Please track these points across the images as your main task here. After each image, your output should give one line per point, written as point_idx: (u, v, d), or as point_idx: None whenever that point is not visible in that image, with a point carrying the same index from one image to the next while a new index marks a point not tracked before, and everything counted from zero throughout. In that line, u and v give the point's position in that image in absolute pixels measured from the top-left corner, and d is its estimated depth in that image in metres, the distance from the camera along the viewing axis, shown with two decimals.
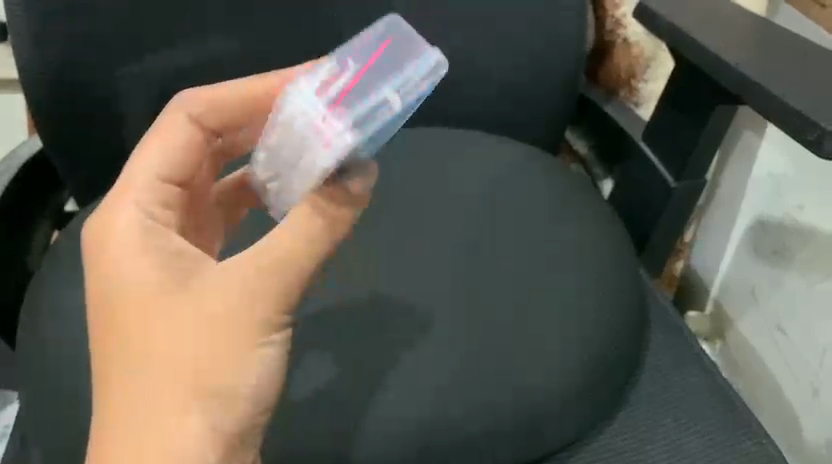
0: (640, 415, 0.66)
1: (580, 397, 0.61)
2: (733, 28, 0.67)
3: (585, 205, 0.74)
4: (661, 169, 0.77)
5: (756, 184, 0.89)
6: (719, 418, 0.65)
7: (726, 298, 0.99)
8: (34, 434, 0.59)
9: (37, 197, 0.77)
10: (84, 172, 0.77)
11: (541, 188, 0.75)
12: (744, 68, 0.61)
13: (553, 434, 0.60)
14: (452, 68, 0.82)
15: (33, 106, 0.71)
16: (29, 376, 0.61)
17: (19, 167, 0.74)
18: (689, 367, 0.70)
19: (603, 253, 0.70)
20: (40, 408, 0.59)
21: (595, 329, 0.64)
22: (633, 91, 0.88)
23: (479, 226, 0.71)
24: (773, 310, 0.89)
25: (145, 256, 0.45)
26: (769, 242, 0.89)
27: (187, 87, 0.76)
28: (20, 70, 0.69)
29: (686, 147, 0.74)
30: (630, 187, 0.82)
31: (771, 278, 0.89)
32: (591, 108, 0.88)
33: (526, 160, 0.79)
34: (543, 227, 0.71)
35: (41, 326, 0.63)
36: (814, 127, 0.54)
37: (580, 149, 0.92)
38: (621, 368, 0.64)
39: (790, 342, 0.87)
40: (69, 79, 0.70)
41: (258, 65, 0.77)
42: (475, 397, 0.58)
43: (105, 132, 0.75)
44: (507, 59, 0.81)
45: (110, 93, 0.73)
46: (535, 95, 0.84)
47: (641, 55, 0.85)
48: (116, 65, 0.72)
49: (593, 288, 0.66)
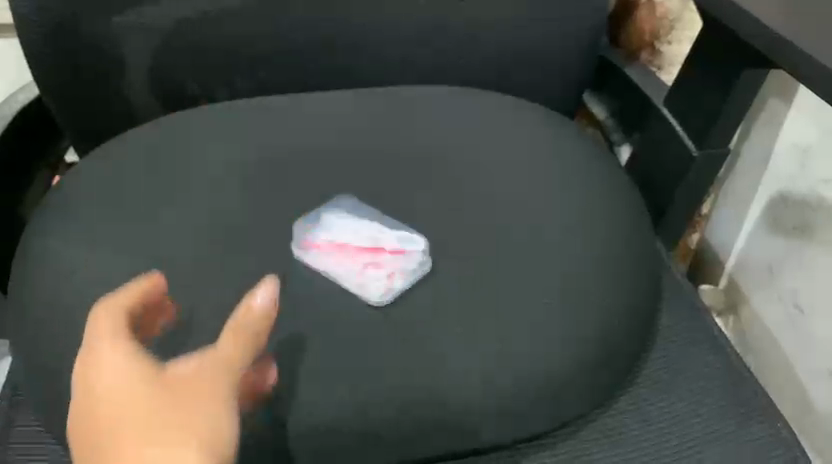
0: (649, 394, 0.61)
1: (584, 372, 0.58)
2: None
3: (601, 170, 0.71)
4: (682, 137, 0.73)
5: (781, 157, 0.85)
6: (732, 399, 0.61)
7: (743, 272, 0.96)
8: (31, 389, 0.58)
9: (36, 143, 0.75)
10: (85, 119, 0.75)
11: (556, 151, 0.72)
12: (776, 28, 0.56)
13: (550, 413, 0.57)
14: (467, 21, 0.78)
15: (29, 53, 0.69)
16: (23, 332, 0.59)
17: (19, 112, 0.72)
18: (701, 343, 0.65)
19: (619, 222, 0.66)
20: (35, 365, 0.57)
21: (605, 302, 0.60)
22: (655, 53, 0.84)
23: (492, 188, 0.68)
24: (791, 288, 0.86)
25: (137, 385, 0.41)
26: (791, 217, 0.85)
27: (191, 36, 0.74)
28: (20, 16, 0.67)
29: (711, 114, 0.70)
30: (646, 156, 0.79)
31: (791, 255, 0.86)
32: (610, 71, 0.85)
33: (543, 122, 0.75)
34: (558, 192, 0.67)
35: (37, 278, 0.60)
36: None
37: (598, 114, 0.89)
38: (628, 344, 0.61)
39: (807, 323, 0.84)
40: (68, 24, 0.68)
41: (266, 14, 0.74)
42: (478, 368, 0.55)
43: (108, 81, 0.73)
44: (526, 17, 0.78)
45: (111, 41, 0.71)
46: (554, 54, 0.80)
47: (666, 16, 0.81)
48: (117, 11, 0.69)
49: (605, 261, 0.63)
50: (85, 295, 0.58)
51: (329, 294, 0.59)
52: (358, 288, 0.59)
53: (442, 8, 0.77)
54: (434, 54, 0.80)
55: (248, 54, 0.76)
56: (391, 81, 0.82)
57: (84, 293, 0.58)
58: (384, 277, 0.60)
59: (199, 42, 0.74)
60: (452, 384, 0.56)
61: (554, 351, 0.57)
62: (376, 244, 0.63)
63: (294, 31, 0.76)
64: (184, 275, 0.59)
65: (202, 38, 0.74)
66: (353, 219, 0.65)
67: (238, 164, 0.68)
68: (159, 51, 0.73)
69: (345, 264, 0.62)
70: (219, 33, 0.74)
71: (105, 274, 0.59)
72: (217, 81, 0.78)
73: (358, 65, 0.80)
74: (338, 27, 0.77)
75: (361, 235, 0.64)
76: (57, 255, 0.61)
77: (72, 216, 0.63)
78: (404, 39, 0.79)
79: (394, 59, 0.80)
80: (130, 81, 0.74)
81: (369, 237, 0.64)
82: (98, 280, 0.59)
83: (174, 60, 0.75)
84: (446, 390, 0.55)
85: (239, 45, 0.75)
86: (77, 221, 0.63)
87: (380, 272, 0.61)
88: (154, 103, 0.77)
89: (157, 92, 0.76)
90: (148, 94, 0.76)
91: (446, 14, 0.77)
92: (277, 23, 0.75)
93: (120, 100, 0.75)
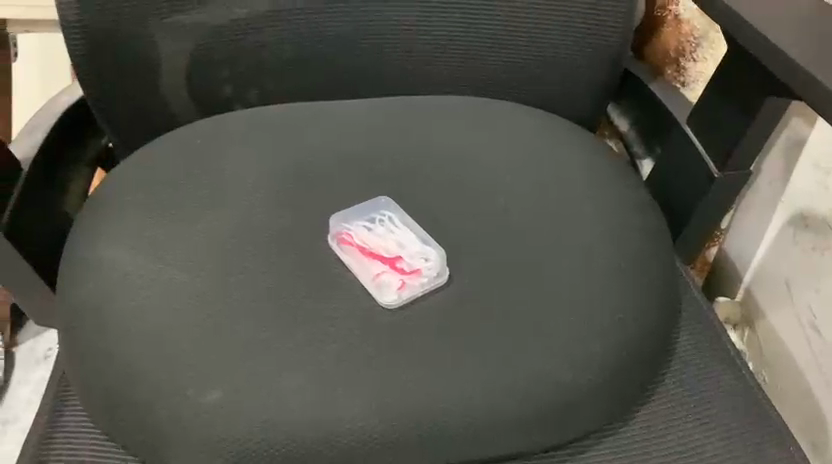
0: (664, 409, 0.63)
1: (604, 387, 0.59)
2: (795, 12, 0.64)
3: (625, 186, 0.72)
4: (704, 156, 0.74)
5: (802, 176, 0.86)
6: (746, 418, 0.63)
7: (760, 287, 0.97)
8: (73, 383, 0.59)
9: (75, 141, 0.77)
10: (124, 120, 0.78)
11: (581, 165, 0.73)
12: (798, 58, 0.58)
13: (571, 426, 0.58)
14: (496, 33, 0.80)
15: (72, 56, 0.72)
16: (64, 326, 0.61)
17: (62, 112, 0.74)
18: (717, 362, 0.67)
19: (641, 238, 0.67)
20: (75, 360, 0.59)
21: (626, 317, 0.62)
22: (680, 70, 0.85)
23: (518, 200, 0.69)
24: (807, 307, 0.88)
25: None
26: (810, 236, 0.86)
27: (229, 42, 0.76)
28: (65, 23, 0.70)
29: (733, 134, 0.71)
30: (668, 171, 0.80)
31: (808, 274, 0.87)
32: (635, 85, 0.86)
33: (568, 135, 0.77)
34: (581, 207, 0.69)
35: (78, 275, 0.63)
36: None
37: (622, 126, 0.90)
38: (647, 360, 0.62)
39: (822, 341, 0.86)
40: (110, 31, 0.71)
41: (302, 22, 0.76)
42: (502, 381, 0.56)
43: (146, 83, 0.76)
44: (554, 30, 0.79)
45: (152, 45, 0.73)
46: (581, 67, 0.81)
47: (692, 32, 0.82)
48: (157, 16, 0.72)
49: (626, 277, 0.64)
50: (124, 293, 0.60)
51: (357, 298, 0.60)
52: (373, 288, 0.61)
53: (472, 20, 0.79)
54: (463, 63, 0.82)
55: (283, 60, 0.79)
56: (420, 89, 0.84)
57: (122, 292, 0.60)
58: (402, 281, 0.62)
59: (235, 47, 0.76)
60: (475, 394, 0.56)
61: (575, 365, 0.58)
62: (400, 250, 0.65)
63: (328, 38, 0.78)
64: (218, 276, 0.61)
65: (238, 43, 0.76)
66: (382, 222, 0.67)
67: (273, 173, 0.71)
68: (196, 55, 0.76)
69: (369, 262, 0.63)
70: (256, 39, 0.76)
71: (145, 274, 0.61)
72: (252, 85, 0.80)
73: (388, 73, 0.82)
74: (371, 36, 0.79)
75: (388, 243, 0.66)
76: (99, 253, 0.63)
77: (115, 217, 0.66)
78: (434, 49, 0.81)
79: (424, 68, 0.82)
80: (168, 83, 0.77)
81: (394, 244, 0.66)
82: (137, 279, 0.61)
83: (211, 63, 0.77)
84: (472, 402, 0.56)
85: (274, 51, 0.78)
86: (118, 221, 0.66)
87: (399, 276, 0.62)
88: (191, 104, 0.80)
89: (194, 94, 0.79)
90: (186, 95, 0.79)
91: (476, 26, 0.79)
92: (311, 31, 0.77)
93: (158, 101, 0.78)
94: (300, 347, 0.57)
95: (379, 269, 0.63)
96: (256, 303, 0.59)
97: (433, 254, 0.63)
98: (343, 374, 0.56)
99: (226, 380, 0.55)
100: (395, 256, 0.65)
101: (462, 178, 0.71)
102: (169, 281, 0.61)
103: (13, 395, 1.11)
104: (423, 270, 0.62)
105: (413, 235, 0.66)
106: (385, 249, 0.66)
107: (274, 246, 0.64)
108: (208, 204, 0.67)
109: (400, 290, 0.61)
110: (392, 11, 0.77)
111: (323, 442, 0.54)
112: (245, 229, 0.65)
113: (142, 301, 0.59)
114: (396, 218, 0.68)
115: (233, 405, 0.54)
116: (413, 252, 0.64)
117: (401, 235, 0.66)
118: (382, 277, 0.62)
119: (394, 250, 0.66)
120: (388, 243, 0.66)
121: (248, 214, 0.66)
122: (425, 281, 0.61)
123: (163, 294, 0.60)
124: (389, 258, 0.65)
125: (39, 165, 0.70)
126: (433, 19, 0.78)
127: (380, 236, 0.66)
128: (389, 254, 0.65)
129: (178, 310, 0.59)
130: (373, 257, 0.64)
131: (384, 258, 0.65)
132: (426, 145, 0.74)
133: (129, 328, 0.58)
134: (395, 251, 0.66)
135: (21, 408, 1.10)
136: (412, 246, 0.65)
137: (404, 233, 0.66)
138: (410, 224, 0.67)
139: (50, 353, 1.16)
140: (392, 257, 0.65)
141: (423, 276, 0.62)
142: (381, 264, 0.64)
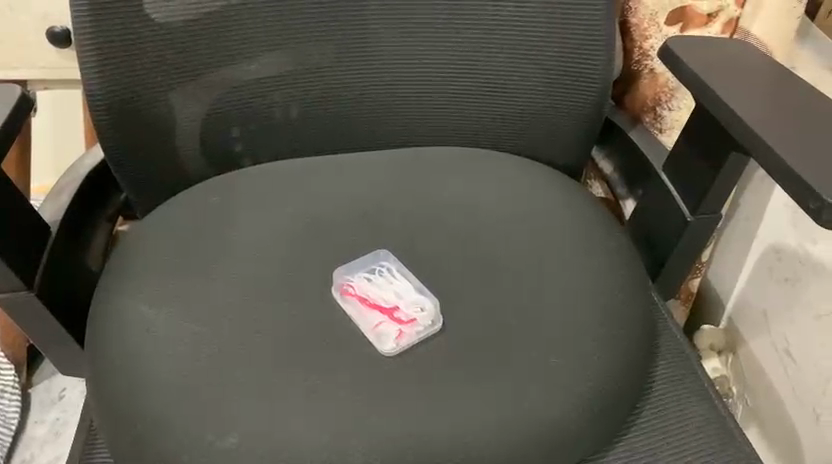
0: (643, 440, 0.68)
1: (588, 423, 0.64)
2: (750, 79, 0.71)
3: (606, 231, 0.78)
4: (678, 201, 0.80)
5: (773, 213, 0.92)
6: (719, 447, 0.68)
7: (741, 315, 1.02)
8: (101, 430, 0.65)
9: (97, 200, 0.84)
10: (142, 179, 0.84)
11: (566, 213, 0.79)
12: (750, 124, 0.65)
13: (558, 461, 0.63)
14: (485, 89, 0.86)
15: (95, 123, 0.78)
16: (93, 379, 0.67)
17: (85, 175, 0.81)
18: (693, 394, 0.72)
19: (621, 281, 0.73)
20: (104, 409, 0.65)
21: (606, 356, 0.67)
22: (657, 117, 0.92)
23: (507, 247, 0.75)
24: (783, 335, 0.93)
25: None
26: (783, 269, 0.92)
27: (238, 105, 0.82)
28: (90, 94, 0.76)
29: (703, 182, 0.77)
30: (647, 213, 0.86)
31: (782, 304, 0.93)
32: (616, 132, 0.92)
33: (553, 183, 0.83)
34: (565, 252, 0.75)
35: (106, 330, 0.69)
36: (816, 198, 0.57)
37: (605, 169, 0.95)
38: (627, 396, 0.67)
39: (796, 367, 0.91)
40: (131, 100, 0.78)
41: (304, 85, 0.83)
42: (494, 420, 0.62)
43: (162, 145, 0.82)
44: (538, 86, 0.85)
45: (168, 110, 0.80)
46: (566, 118, 0.87)
47: (667, 84, 0.89)
48: (173, 84, 0.79)
49: (606, 319, 0.69)
50: (149, 346, 0.66)
51: (360, 346, 0.66)
52: (374, 338, 0.67)
53: (462, 78, 0.85)
54: (454, 117, 0.88)
55: (287, 119, 0.85)
56: (415, 141, 0.90)
57: (147, 345, 0.66)
58: (399, 330, 0.67)
59: (243, 109, 0.83)
60: (468, 434, 0.61)
61: (559, 402, 0.64)
62: (397, 299, 0.71)
63: (328, 98, 0.84)
64: (233, 327, 0.67)
65: (246, 105, 0.83)
66: (381, 274, 0.73)
67: (280, 227, 0.76)
68: (208, 119, 0.82)
69: (369, 313, 0.69)
70: (262, 102, 0.83)
71: (167, 328, 0.67)
72: (259, 143, 0.86)
73: (385, 127, 0.88)
74: (368, 95, 0.85)
75: (386, 292, 0.72)
76: (124, 309, 0.69)
77: (138, 274, 0.72)
78: (427, 105, 0.87)
79: (419, 123, 0.88)
80: (182, 144, 0.83)
81: (392, 293, 0.72)
82: (160, 332, 0.67)
83: (221, 125, 0.83)
84: (467, 441, 0.61)
85: (279, 111, 0.84)
86: (141, 277, 0.72)
87: (397, 326, 0.68)
88: (203, 162, 0.86)
89: (205, 153, 0.85)
90: (198, 154, 0.85)
91: (465, 84, 0.86)
92: (313, 93, 0.84)
93: (173, 161, 0.84)
94: (310, 393, 0.62)
95: (378, 319, 0.69)
96: (268, 352, 0.65)
97: (428, 304, 0.69)
98: (348, 417, 0.61)
99: (242, 425, 0.60)
100: (392, 305, 0.71)
101: (455, 228, 0.77)
102: (189, 334, 0.67)
103: (30, 433, 1.17)
104: (418, 321, 0.68)
105: (409, 285, 0.72)
106: (383, 297, 0.71)
107: (285, 297, 0.70)
108: (222, 258, 0.73)
109: (398, 339, 0.67)
110: (387, 72, 0.84)
111: None
112: (256, 282, 0.71)
113: (166, 353, 0.65)
114: (394, 268, 0.73)
115: (249, 449, 0.60)
116: (409, 302, 0.70)
117: (398, 286, 0.72)
118: (381, 327, 0.68)
119: (391, 298, 0.71)
120: (386, 293, 0.72)
121: (259, 267, 0.72)
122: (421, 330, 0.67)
123: (185, 347, 0.66)
124: (387, 307, 0.70)
125: (65, 227, 0.76)
126: (425, 78, 0.85)
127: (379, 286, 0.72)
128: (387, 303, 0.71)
129: (197, 360, 0.64)
130: (372, 306, 0.70)
131: (382, 307, 0.70)
132: (421, 197, 0.80)
133: (154, 378, 0.64)
134: (392, 300, 0.71)
135: (38, 444, 1.15)
136: (408, 296, 0.71)
137: (400, 284, 0.72)
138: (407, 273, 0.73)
139: (66, 392, 1.22)
140: (389, 306, 0.70)
141: (419, 326, 0.67)
142: (380, 314, 0.69)
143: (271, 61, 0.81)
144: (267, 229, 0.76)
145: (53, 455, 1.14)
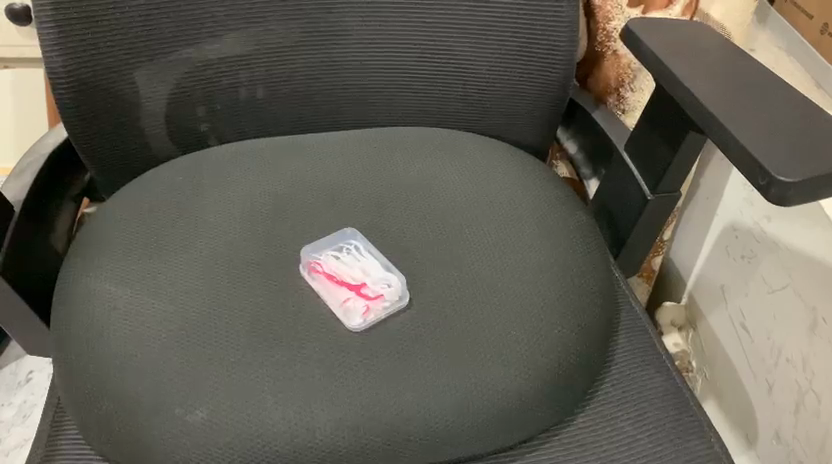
0: (604, 410, 0.70)
1: (550, 393, 0.66)
2: (707, 61, 0.72)
3: (568, 209, 0.80)
4: (639, 180, 0.82)
5: (731, 192, 0.95)
6: (674, 415, 0.71)
7: (700, 292, 1.06)
8: (69, 407, 0.65)
9: (61, 180, 0.83)
10: (107, 159, 0.83)
11: (529, 191, 0.80)
12: (707, 104, 0.67)
13: (520, 430, 0.65)
14: (450, 69, 0.86)
15: (57, 102, 0.77)
16: (61, 357, 0.67)
17: (48, 155, 0.80)
18: (651, 367, 0.75)
19: (582, 258, 0.75)
20: (72, 387, 0.65)
21: (567, 331, 0.69)
22: (620, 99, 0.94)
23: (472, 225, 0.76)
24: (739, 310, 0.96)
25: None
26: (739, 246, 0.95)
27: (203, 85, 0.82)
28: (52, 73, 0.75)
29: (663, 161, 0.79)
30: (608, 192, 0.87)
31: (739, 280, 0.96)
32: (580, 113, 0.93)
33: (517, 163, 0.84)
34: (528, 230, 0.76)
35: (73, 309, 0.69)
36: (765, 175, 0.60)
37: (570, 149, 0.97)
38: (588, 368, 0.69)
39: (751, 341, 0.94)
40: (94, 79, 0.77)
41: (269, 65, 0.83)
42: (457, 391, 0.63)
43: (128, 125, 0.82)
44: (503, 67, 0.86)
45: (132, 90, 0.79)
46: (530, 99, 0.88)
47: (630, 66, 0.91)
48: (137, 64, 0.78)
49: (567, 296, 0.71)
50: (115, 325, 0.66)
51: (328, 322, 0.67)
52: (342, 313, 0.68)
53: (427, 58, 0.86)
54: (420, 97, 0.89)
55: (253, 98, 0.85)
56: (383, 121, 0.91)
57: (113, 324, 0.66)
58: (367, 305, 0.68)
59: (209, 89, 0.83)
60: (432, 405, 0.63)
61: (522, 374, 0.65)
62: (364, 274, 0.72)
63: (294, 78, 0.84)
64: (199, 306, 0.67)
65: (211, 85, 0.82)
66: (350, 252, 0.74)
67: (248, 205, 0.77)
68: (173, 98, 0.82)
69: (337, 288, 0.70)
70: (227, 82, 0.83)
71: (134, 305, 0.67)
72: (226, 123, 0.86)
73: (351, 107, 0.89)
74: (334, 75, 0.85)
75: (354, 268, 0.72)
76: (91, 289, 0.69)
77: (103, 254, 0.72)
78: (393, 85, 0.88)
79: (384, 102, 0.89)
80: (147, 124, 0.83)
81: (359, 268, 0.72)
82: (127, 310, 0.67)
83: (187, 105, 0.83)
84: (432, 411, 0.62)
85: (245, 91, 0.84)
86: (106, 257, 0.72)
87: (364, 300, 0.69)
88: (169, 142, 0.86)
89: (172, 133, 0.85)
90: (164, 134, 0.84)
91: (431, 64, 0.86)
92: (278, 72, 0.84)
93: (139, 140, 0.84)
94: (277, 367, 0.63)
95: (346, 294, 0.70)
96: (235, 330, 0.65)
97: (395, 281, 0.71)
98: (314, 392, 0.62)
99: (209, 401, 0.61)
100: (359, 280, 0.71)
101: (421, 206, 0.78)
102: (157, 312, 0.67)
103: None
104: (386, 294, 0.69)
105: (377, 263, 0.73)
106: (351, 273, 0.72)
107: (252, 275, 0.70)
108: (190, 237, 0.73)
109: (366, 313, 0.68)
110: (353, 52, 0.84)
111: (302, 451, 0.61)
112: (223, 261, 0.71)
113: (133, 333, 0.65)
114: (362, 247, 0.74)
115: (217, 423, 0.61)
116: (376, 277, 0.71)
117: (365, 262, 0.73)
118: (349, 301, 0.69)
119: (359, 274, 0.72)
120: (353, 270, 0.72)
121: (226, 245, 0.73)
122: (388, 304, 0.68)
123: (152, 324, 0.66)
124: (354, 282, 0.71)
125: (29, 206, 0.76)
126: (391, 58, 0.85)
127: (347, 262, 0.72)
128: (355, 279, 0.72)
129: (165, 338, 0.65)
130: (340, 282, 0.71)
131: (350, 282, 0.71)
132: (388, 176, 0.81)
133: (121, 356, 0.64)
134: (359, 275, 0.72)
135: (5, 427, 1.15)
136: (375, 271, 0.72)
137: (368, 260, 0.73)
138: (375, 252, 0.74)
139: (33, 374, 1.21)
140: (357, 281, 0.71)
141: (386, 300, 0.69)
142: (347, 290, 0.70)
143: (236, 41, 0.80)
144: (233, 208, 0.76)
145: (22, 437, 1.14)
